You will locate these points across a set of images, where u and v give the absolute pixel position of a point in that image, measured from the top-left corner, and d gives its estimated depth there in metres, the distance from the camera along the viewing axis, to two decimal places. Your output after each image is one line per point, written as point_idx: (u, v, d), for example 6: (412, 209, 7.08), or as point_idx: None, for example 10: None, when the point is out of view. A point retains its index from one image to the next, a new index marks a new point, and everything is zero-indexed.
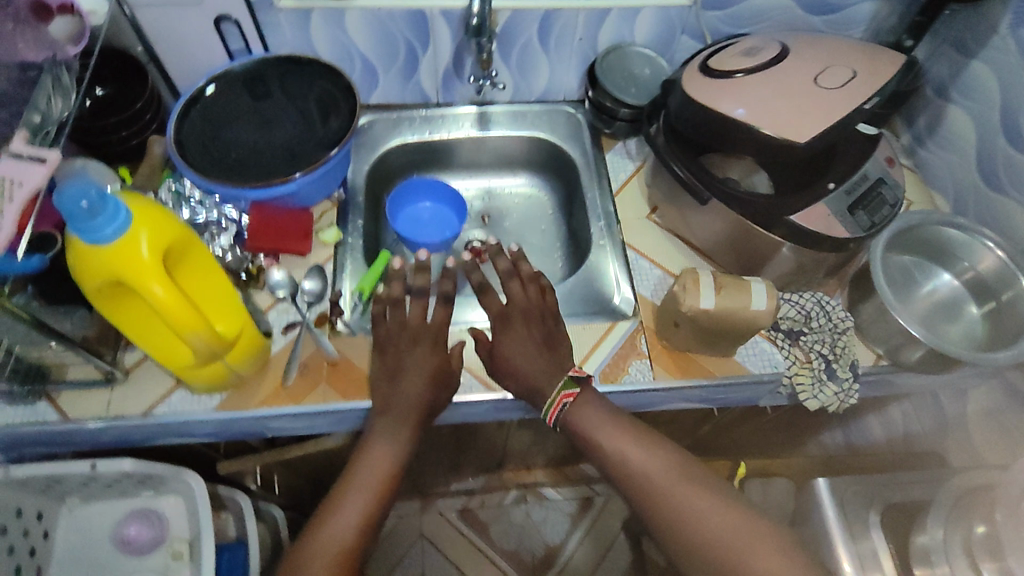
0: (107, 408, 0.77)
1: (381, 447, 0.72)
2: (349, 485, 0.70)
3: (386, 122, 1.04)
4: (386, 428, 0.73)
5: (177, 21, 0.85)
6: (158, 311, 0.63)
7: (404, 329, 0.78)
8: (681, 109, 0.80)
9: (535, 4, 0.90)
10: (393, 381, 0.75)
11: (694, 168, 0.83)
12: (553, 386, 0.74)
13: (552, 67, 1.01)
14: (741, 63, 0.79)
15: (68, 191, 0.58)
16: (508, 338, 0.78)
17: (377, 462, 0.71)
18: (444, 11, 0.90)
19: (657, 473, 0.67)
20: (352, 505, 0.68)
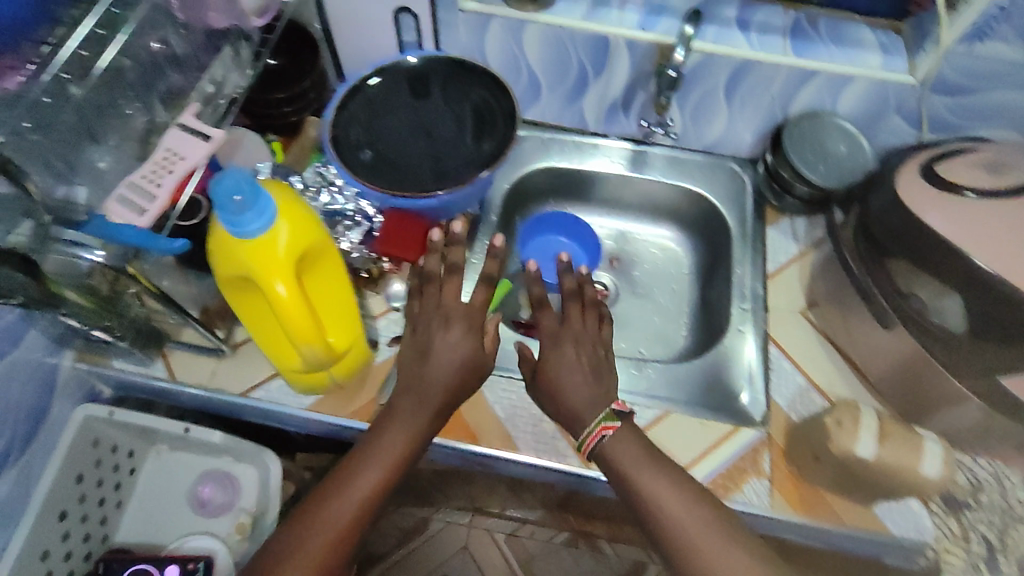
0: (210, 378, 0.77)
1: (391, 432, 0.63)
2: (351, 467, 0.62)
3: (536, 141, 0.98)
4: (405, 414, 0.65)
5: (359, 6, 0.83)
6: (277, 311, 0.61)
7: (439, 307, 0.69)
8: (886, 214, 0.70)
9: (736, 52, 0.80)
10: (423, 363, 0.66)
11: (882, 283, 0.71)
12: (592, 417, 0.65)
13: (731, 118, 0.91)
14: (980, 179, 0.66)
15: (224, 180, 0.56)
16: (555, 359, 0.69)
17: (385, 448, 0.62)
18: (631, 42, 0.81)
19: (683, 515, 0.57)
20: (350, 495, 0.60)
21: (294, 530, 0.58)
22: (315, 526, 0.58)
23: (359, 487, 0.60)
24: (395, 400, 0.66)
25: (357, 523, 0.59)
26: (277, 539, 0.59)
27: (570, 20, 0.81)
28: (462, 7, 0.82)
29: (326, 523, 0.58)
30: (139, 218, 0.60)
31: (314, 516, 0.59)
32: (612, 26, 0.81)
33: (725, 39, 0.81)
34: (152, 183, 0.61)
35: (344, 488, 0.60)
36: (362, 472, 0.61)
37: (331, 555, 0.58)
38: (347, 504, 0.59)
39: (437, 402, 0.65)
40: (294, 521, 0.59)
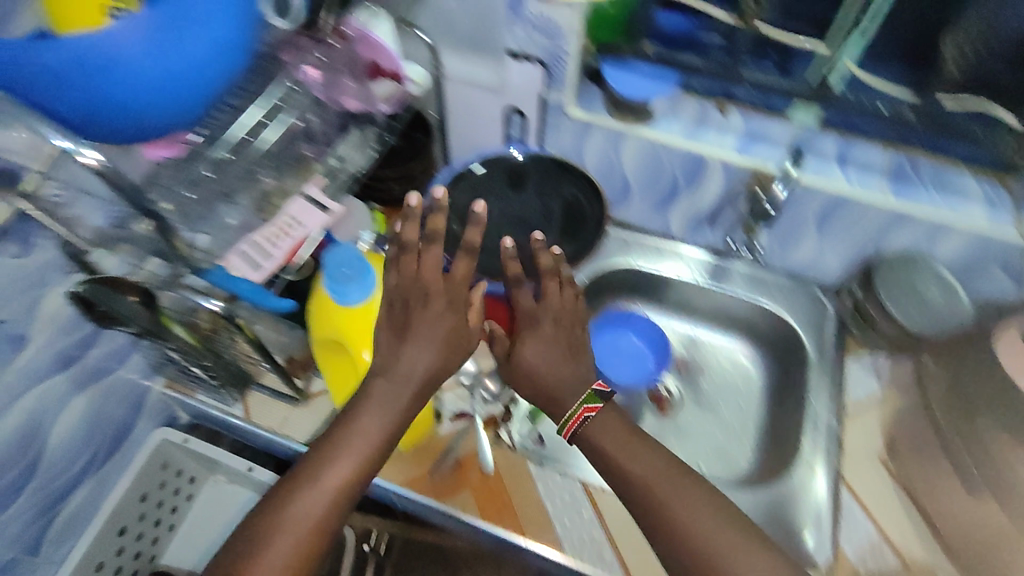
0: (282, 424, 0.81)
1: (366, 418, 0.58)
2: (322, 457, 0.56)
3: (618, 241, 1.01)
4: (384, 397, 0.59)
5: (477, 100, 0.89)
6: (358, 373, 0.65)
7: (416, 278, 0.62)
8: (982, 377, 0.72)
9: (834, 187, 0.80)
10: (403, 340, 0.60)
11: (974, 451, 0.73)
12: (573, 401, 0.66)
13: (820, 246, 0.91)
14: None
15: (335, 254, 0.64)
16: (536, 344, 0.69)
17: (362, 433, 0.57)
18: (727, 164, 0.83)
19: (655, 478, 0.60)
20: (324, 484, 0.55)
21: (263, 527, 0.52)
22: (284, 520, 0.53)
23: (335, 475, 0.55)
24: (371, 378, 0.60)
25: (331, 515, 0.54)
26: (243, 537, 0.52)
27: (670, 137, 0.84)
28: (567, 112, 0.86)
29: (297, 518, 0.53)
30: (252, 272, 0.65)
31: (286, 510, 0.53)
32: (710, 147, 0.83)
33: (822, 172, 0.81)
34: (269, 242, 0.67)
35: (315, 480, 0.55)
36: (339, 457, 0.56)
37: (304, 555, 0.52)
38: (320, 496, 0.54)
39: (417, 383, 0.60)
40: (262, 516, 0.53)
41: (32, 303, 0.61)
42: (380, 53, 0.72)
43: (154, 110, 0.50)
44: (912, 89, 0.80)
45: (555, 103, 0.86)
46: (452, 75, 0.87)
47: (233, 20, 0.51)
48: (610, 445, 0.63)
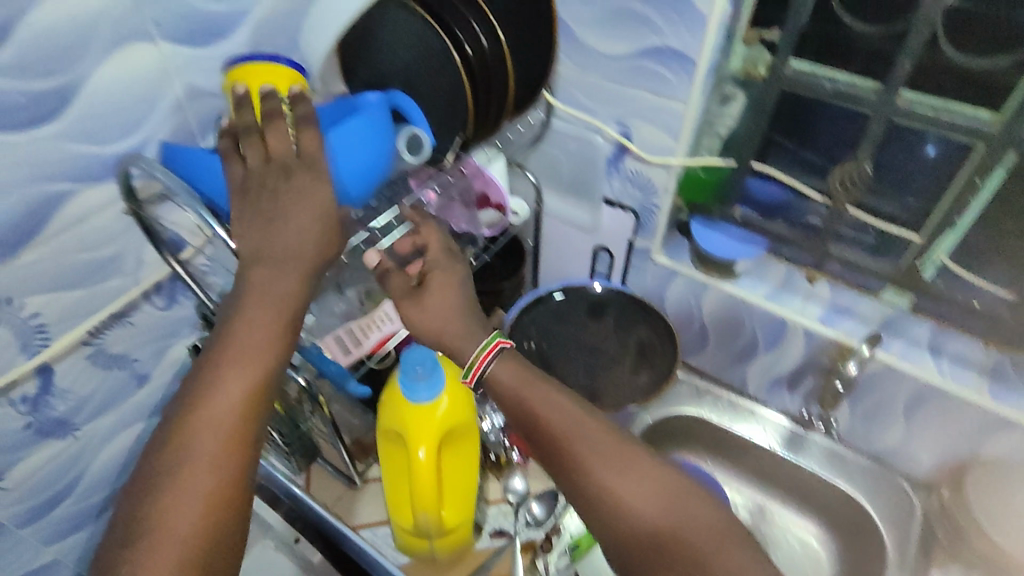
0: (335, 502, 0.85)
1: (255, 306, 0.51)
2: (216, 364, 0.49)
3: (691, 388, 0.98)
4: (267, 282, 0.52)
5: (570, 235, 0.97)
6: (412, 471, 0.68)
7: (270, 166, 0.54)
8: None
9: (921, 373, 0.77)
10: (287, 229, 0.53)
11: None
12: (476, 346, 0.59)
13: (907, 434, 0.86)
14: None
15: (414, 353, 0.69)
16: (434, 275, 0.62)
17: (256, 324, 0.51)
18: (809, 331, 0.83)
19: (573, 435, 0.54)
20: (230, 382, 0.49)
21: (173, 441, 0.47)
22: (193, 425, 0.47)
23: (239, 374, 0.49)
24: (253, 264, 0.52)
25: (247, 416, 0.49)
26: (158, 457, 0.47)
27: (751, 294, 0.86)
28: (653, 258, 0.91)
29: (204, 421, 0.47)
30: (342, 355, 0.72)
31: (192, 416, 0.47)
32: (792, 312, 0.84)
33: (909, 356, 0.79)
34: (362, 332, 0.74)
35: (212, 388, 0.48)
36: (234, 361, 0.49)
37: (227, 460, 0.47)
38: (224, 397, 0.48)
39: (303, 264, 0.53)
40: (171, 431, 0.47)
41: (160, 351, 0.72)
42: (491, 186, 0.80)
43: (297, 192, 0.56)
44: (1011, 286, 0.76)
45: (642, 247, 0.92)
46: (551, 210, 0.96)
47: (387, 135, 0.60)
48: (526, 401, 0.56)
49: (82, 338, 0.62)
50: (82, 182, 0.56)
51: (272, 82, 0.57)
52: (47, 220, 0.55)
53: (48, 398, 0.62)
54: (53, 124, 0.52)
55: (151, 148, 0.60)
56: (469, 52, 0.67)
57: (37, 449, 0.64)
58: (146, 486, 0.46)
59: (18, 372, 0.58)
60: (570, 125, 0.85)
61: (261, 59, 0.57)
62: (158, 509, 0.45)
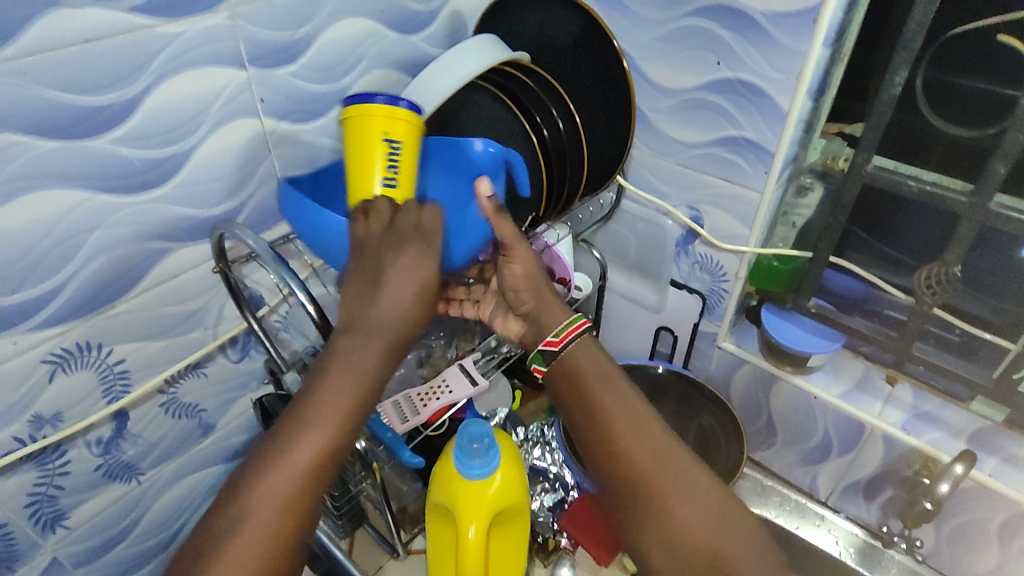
0: (376, 571, 0.83)
1: (341, 378, 0.48)
2: (290, 432, 0.46)
3: (754, 484, 0.93)
4: (351, 355, 0.49)
5: (633, 314, 0.96)
6: (460, 552, 0.66)
7: (392, 230, 0.53)
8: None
9: (1021, 497, 0.70)
10: (380, 303, 0.50)
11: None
12: (561, 320, 0.58)
13: (1001, 562, 0.77)
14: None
15: (471, 429, 0.68)
16: (516, 236, 0.57)
17: (338, 398, 0.48)
18: (888, 436, 0.78)
19: (626, 417, 0.50)
20: (293, 457, 0.45)
21: (227, 513, 0.44)
22: (250, 502, 0.44)
23: (304, 449, 0.46)
24: (339, 335, 0.50)
25: (307, 491, 0.46)
26: (207, 528, 0.44)
27: (824, 391, 0.82)
28: (720, 344, 0.89)
29: (259, 497, 0.44)
30: (398, 422, 0.72)
31: (253, 487, 0.44)
32: (871, 416, 0.79)
33: (1004, 475, 0.72)
34: (421, 401, 0.73)
35: (283, 460, 0.45)
36: (309, 436, 0.46)
37: (275, 546, 0.44)
38: (285, 473, 0.45)
39: (390, 340, 0.50)
40: (227, 500, 0.45)
41: (227, 402, 0.74)
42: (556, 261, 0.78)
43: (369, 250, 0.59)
44: None
45: (708, 331, 0.89)
46: (614, 287, 0.95)
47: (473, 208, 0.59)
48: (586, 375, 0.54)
49: (158, 386, 0.65)
50: (181, 241, 0.60)
51: (386, 127, 0.55)
52: (144, 274, 0.59)
53: (120, 442, 0.64)
54: (163, 188, 0.56)
55: (245, 213, 0.64)
56: (544, 134, 0.69)
57: (103, 492, 0.66)
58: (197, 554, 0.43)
59: (97, 415, 0.61)
60: (640, 207, 0.86)
61: (379, 100, 0.55)
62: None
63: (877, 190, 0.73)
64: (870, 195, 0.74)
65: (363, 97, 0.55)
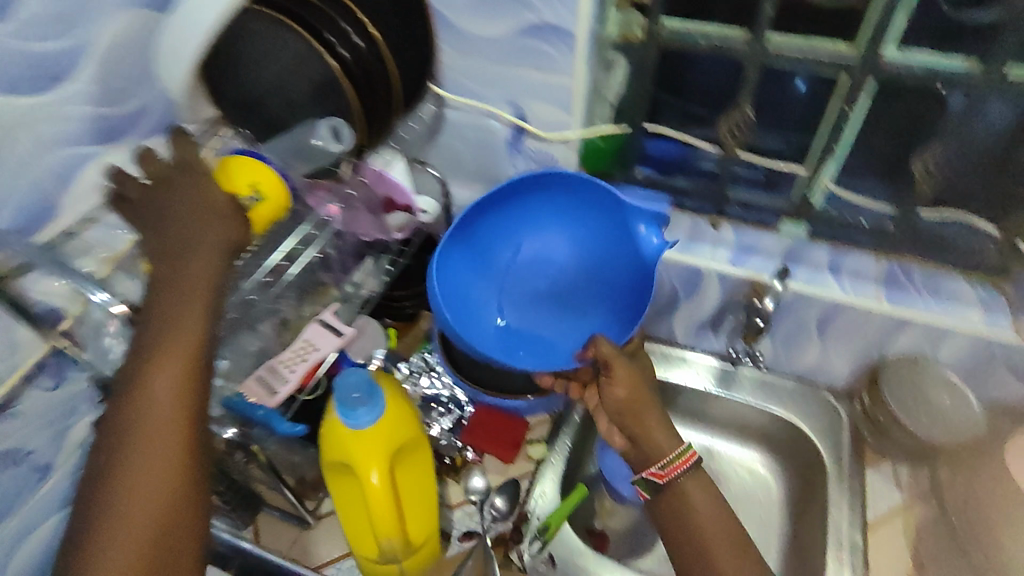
0: (291, 546, 0.80)
1: (175, 306, 0.53)
2: (147, 358, 0.52)
3: None
4: (185, 263, 0.55)
5: None
6: (366, 497, 0.65)
7: (168, 176, 0.58)
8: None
9: (828, 295, 0.84)
10: (196, 225, 0.56)
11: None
12: (669, 448, 0.67)
13: (824, 352, 0.93)
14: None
15: (347, 381, 0.66)
16: (614, 356, 0.70)
17: (176, 327, 0.53)
18: (723, 274, 0.87)
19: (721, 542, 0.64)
20: (163, 366, 0.51)
21: (116, 436, 0.51)
22: (132, 438, 0.50)
23: (172, 348, 0.52)
24: (167, 255, 0.56)
25: (178, 411, 0.51)
26: (109, 438, 0.51)
27: (667, 248, 0.88)
28: None
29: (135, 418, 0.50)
30: (268, 398, 0.68)
31: (131, 418, 0.51)
32: (706, 260, 0.87)
33: (815, 280, 0.85)
34: (288, 367, 0.71)
35: (149, 387, 0.51)
36: (161, 362, 0.52)
37: (169, 466, 0.50)
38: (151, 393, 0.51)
39: (208, 257, 0.56)
40: (119, 413, 0.51)
41: (60, 433, 0.65)
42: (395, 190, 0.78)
43: (545, 311, 0.83)
44: (893, 203, 0.83)
45: None
46: (459, 201, 0.96)
47: (621, 296, 0.81)
48: (694, 504, 0.66)
49: None
50: None
51: (252, 177, 0.65)
52: None
53: None
54: None
55: None
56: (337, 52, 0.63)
57: None
58: (101, 485, 0.50)
59: None
60: (465, 116, 0.83)
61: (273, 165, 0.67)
62: (120, 484, 0.50)
63: (672, 50, 0.77)
64: (668, 59, 0.79)
65: (256, 155, 0.67)
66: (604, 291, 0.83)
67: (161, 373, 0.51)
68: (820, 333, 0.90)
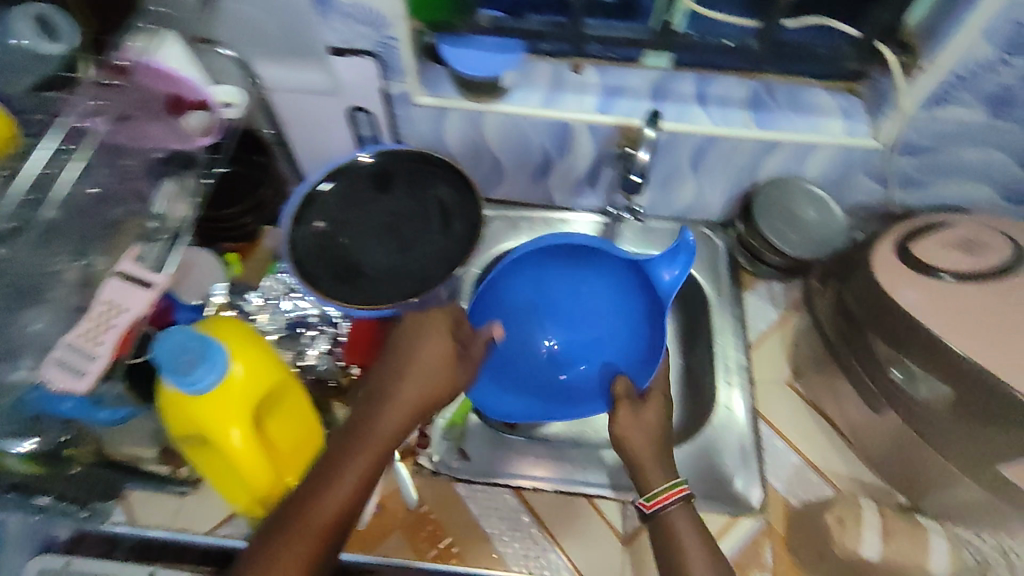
0: (175, 517, 0.74)
1: (379, 419, 0.60)
2: (341, 461, 0.57)
3: (505, 221, 0.95)
4: (388, 401, 0.61)
5: (314, 107, 0.82)
6: (230, 461, 0.57)
7: (407, 325, 0.65)
8: (910, 313, 0.64)
9: (700, 129, 0.79)
10: (401, 366, 0.62)
11: (862, 351, 0.69)
12: (657, 482, 0.64)
13: (699, 188, 0.90)
14: (958, 261, 0.64)
15: (166, 344, 0.55)
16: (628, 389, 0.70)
17: (377, 436, 0.59)
18: (593, 125, 0.80)
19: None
20: (343, 482, 0.55)
21: (265, 544, 0.52)
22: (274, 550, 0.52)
23: (356, 463, 0.57)
24: (373, 389, 0.62)
25: (334, 525, 0.54)
26: (269, 544, 0.52)
27: (528, 107, 0.80)
28: (418, 101, 0.80)
29: (315, 528, 0.53)
30: (76, 382, 0.56)
31: (297, 524, 0.53)
32: (572, 110, 0.80)
33: (685, 116, 0.80)
34: (90, 341, 0.57)
35: (325, 493, 0.55)
36: (346, 464, 0.56)
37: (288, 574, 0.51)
38: (327, 508, 0.54)
39: (413, 404, 0.61)
40: (279, 521, 0.54)
41: None
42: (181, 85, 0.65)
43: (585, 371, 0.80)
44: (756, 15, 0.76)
45: (399, 92, 0.80)
46: (274, 85, 0.78)
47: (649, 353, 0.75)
48: (681, 534, 0.61)
49: None
50: None
51: None
52: None
53: None
54: None
55: None
56: None
57: None
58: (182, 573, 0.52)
59: None
60: None
61: None
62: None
63: None
64: None
65: None
66: (631, 340, 0.79)
67: (348, 481, 0.55)
68: (697, 171, 0.87)
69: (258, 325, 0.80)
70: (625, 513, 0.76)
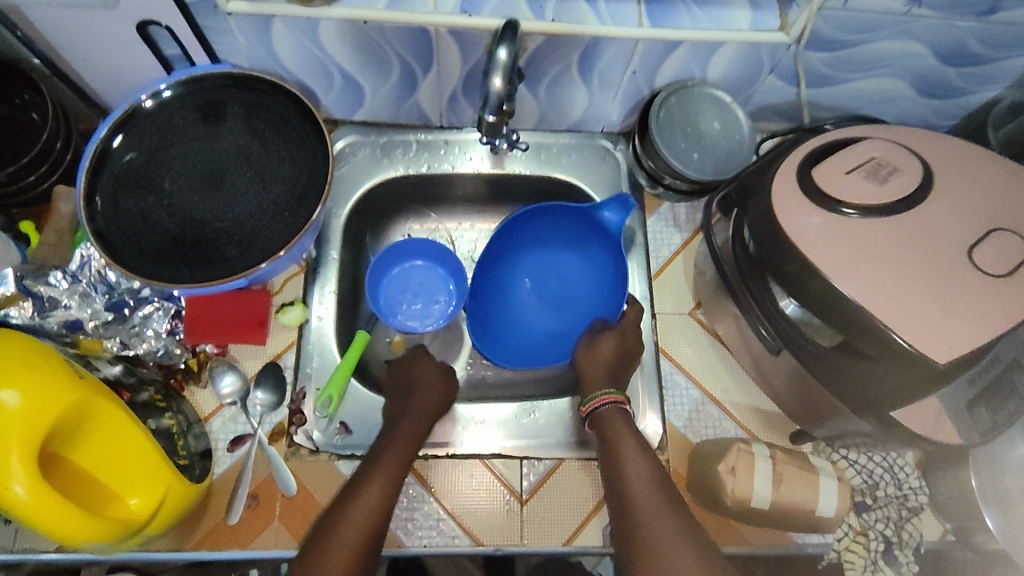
0: (14, 539, 0.65)
1: (395, 444, 0.65)
2: (365, 475, 0.62)
3: (372, 149, 0.82)
4: (404, 420, 0.68)
5: (87, 27, 0.63)
6: (19, 514, 0.47)
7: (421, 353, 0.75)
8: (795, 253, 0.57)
9: (581, 29, 0.65)
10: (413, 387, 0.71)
11: (755, 290, 0.63)
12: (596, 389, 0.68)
13: (592, 98, 0.78)
14: (864, 191, 0.55)
15: None
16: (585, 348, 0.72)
17: (396, 457, 0.64)
18: (455, 30, 0.65)
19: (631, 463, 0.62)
20: (375, 483, 0.61)
21: (315, 547, 0.56)
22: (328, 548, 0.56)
23: (382, 473, 0.62)
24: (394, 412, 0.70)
25: (375, 521, 0.58)
26: (317, 547, 0.56)
27: (370, 11, 0.63)
28: (227, 10, 0.62)
29: (376, 494, 0.60)
30: None
31: (341, 528, 0.57)
32: (426, 14, 0.64)
33: (566, 14, 0.65)
34: None
35: (357, 500, 0.59)
36: (373, 479, 0.61)
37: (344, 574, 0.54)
38: (372, 493, 0.60)
39: (430, 419, 0.69)
40: (324, 528, 0.57)
41: None
42: None
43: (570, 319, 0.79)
44: None
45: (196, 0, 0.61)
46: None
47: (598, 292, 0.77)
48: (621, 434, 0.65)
49: None
50: None
51: None
52: None
53: None
54: None
55: None
56: None
57: None
58: None
59: None
60: None
61: None
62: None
63: None
64: None
65: None
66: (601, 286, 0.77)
67: (375, 486, 0.61)
68: (586, 79, 0.74)
69: (70, 312, 0.66)
70: (523, 471, 0.72)
